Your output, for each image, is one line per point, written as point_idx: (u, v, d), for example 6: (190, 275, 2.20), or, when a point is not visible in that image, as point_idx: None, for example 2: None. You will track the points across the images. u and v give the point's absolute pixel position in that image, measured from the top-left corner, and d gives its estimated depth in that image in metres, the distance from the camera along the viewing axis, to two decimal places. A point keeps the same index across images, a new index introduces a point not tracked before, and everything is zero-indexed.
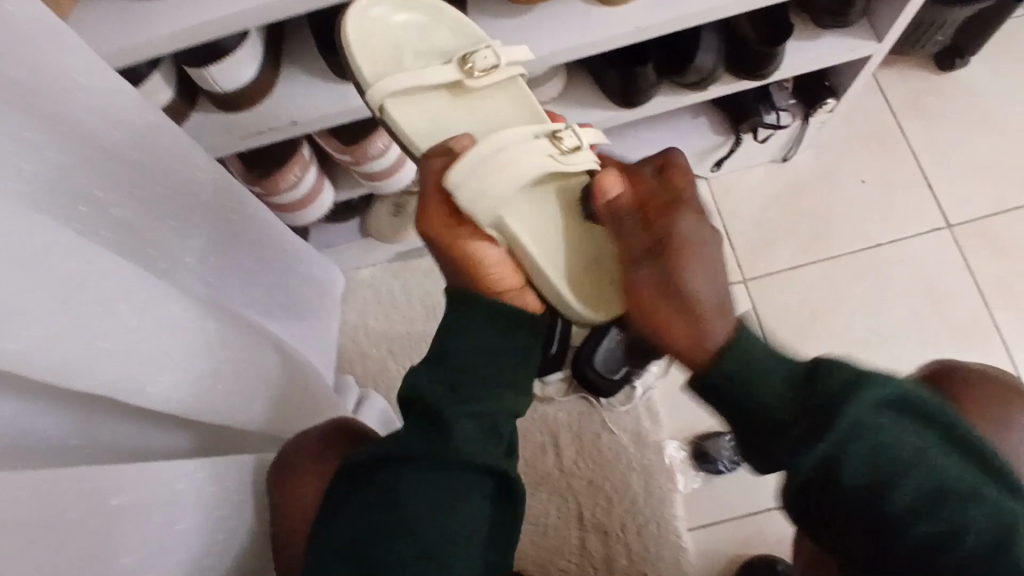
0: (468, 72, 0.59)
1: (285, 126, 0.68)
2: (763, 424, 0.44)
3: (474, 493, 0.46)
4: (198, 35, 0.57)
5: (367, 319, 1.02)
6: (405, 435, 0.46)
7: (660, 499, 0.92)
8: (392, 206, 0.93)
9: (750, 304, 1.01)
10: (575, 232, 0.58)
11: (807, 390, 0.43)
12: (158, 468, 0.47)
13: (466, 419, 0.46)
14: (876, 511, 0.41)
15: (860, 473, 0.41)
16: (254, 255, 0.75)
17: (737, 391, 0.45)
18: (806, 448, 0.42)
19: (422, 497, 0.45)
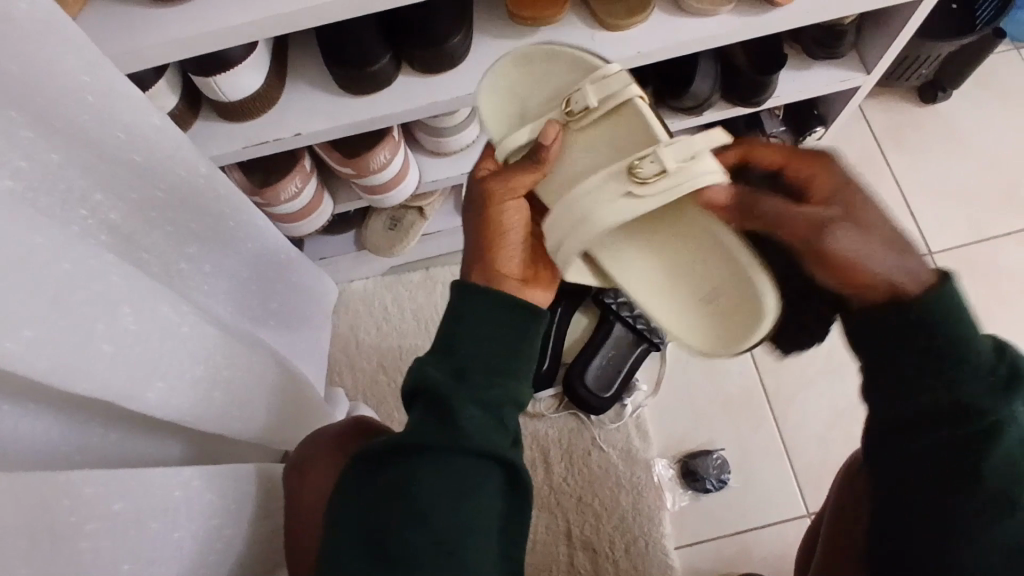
0: (638, 183, 0.50)
1: (289, 137, 0.69)
2: (932, 366, 0.45)
3: (477, 480, 0.46)
4: (202, 43, 0.57)
5: (358, 332, 1.02)
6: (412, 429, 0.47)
7: (648, 516, 0.92)
8: (388, 219, 0.94)
9: None
10: (722, 257, 0.53)
11: (992, 370, 0.44)
12: (155, 474, 0.47)
13: (474, 408, 0.47)
14: (982, 491, 0.44)
15: (1009, 453, 0.44)
16: (252, 265, 0.76)
17: (921, 339, 0.45)
18: (957, 397, 0.44)
19: (426, 484, 0.45)
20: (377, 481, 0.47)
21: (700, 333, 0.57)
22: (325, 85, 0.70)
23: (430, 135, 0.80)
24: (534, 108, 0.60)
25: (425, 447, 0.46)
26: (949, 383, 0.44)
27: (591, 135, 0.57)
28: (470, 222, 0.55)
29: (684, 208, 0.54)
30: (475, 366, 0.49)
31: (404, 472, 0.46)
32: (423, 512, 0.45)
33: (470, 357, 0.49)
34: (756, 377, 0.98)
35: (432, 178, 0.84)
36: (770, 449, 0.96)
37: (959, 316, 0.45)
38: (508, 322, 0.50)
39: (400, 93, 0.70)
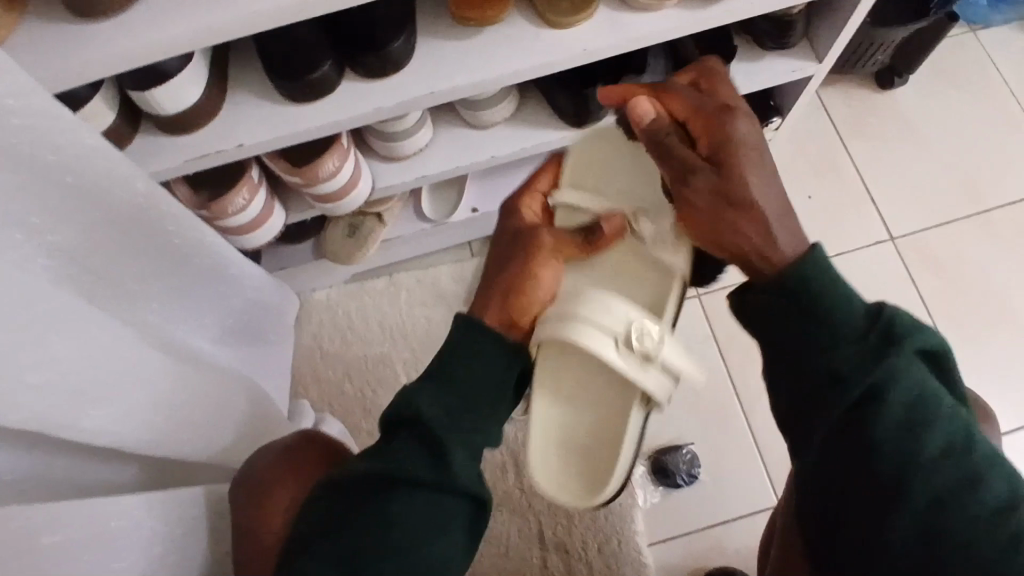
0: (631, 343, 0.57)
1: (233, 149, 0.67)
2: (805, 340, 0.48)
3: (452, 512, 0.47)
4: (117, 64, 0.53)
5: (322, 342, 1.01)
6: (405, 453, 0.47)
7: (620, 515, 0.92)
8: (346, 226, 0.93)
9: (704, 317, 1.01)
10: (619, 426, 0.62)
11: (866, 332, 0.47)
12: (94, 505, 0.45)
13: (466, 449, 0.49)
14: (912, 466, 0.44)
15: (904, 411, 0.45)
16: (201, 279, 0.74)
17: (793, 314, 0.49)
18: (828, 360, 0.47)
19: (405, 507, 0.45)
20: (348, 500, 0.46)
21: (567, 476, 0.61)
22: (268, 93, 0.68)
23: (381, 140, 0.79)
24: (606, 193, 0.67)
25: (413, 475, 0.46)
26: (827, 352, 0.47)
27: (598, 260, 0.67)
28: (507, 269, 0.59)
29: (629, 391, 0.62)
30: (471, 407, 0.51)
31: (383, 494, 0.46)
32: (404, 536, 0.45)
33: (466, 392, 0.51)
34: (723, 371, 0.98)
35: (386, 183, 0.83)
36: (738, 442, 0.96)
37: (831, 287, 0.48)
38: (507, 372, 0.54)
39: (345, 99, 0.69)
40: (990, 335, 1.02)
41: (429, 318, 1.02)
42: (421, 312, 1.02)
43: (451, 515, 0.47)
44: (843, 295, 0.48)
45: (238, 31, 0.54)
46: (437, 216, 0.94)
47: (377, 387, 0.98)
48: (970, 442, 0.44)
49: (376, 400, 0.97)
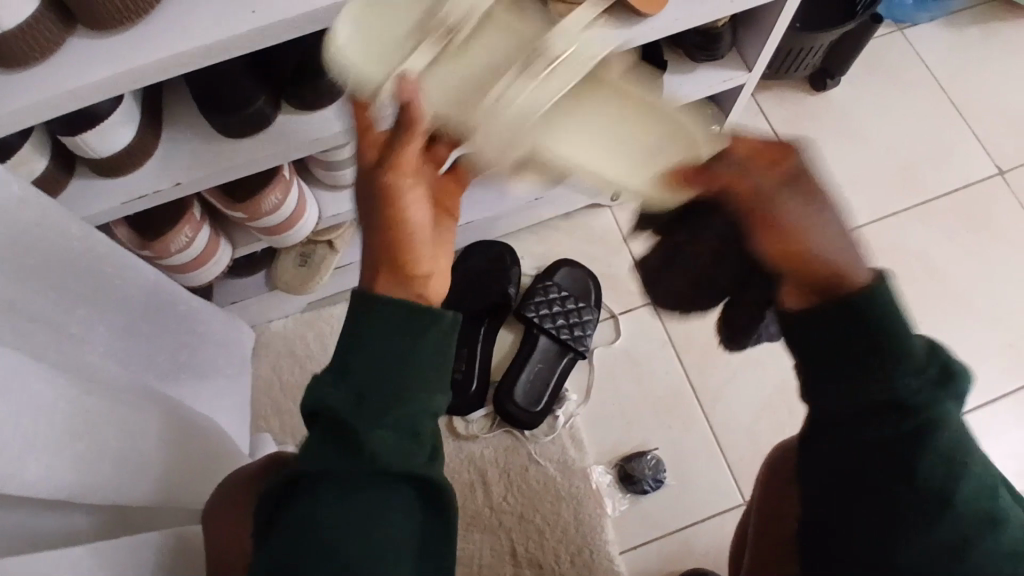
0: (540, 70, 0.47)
1: (170, 187, 0.67)
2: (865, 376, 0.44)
3: (390, 498, 0.42)
4: (28, 116, 0.52)
5: (281, 373, 1.00)
6: (323, 455, 0.42)
7: (590, 525, 0.92)
8: (298, 255, 0.92)
9: (659, 323, 1.03)
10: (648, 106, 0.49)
11: (927, 371, 0.44)
12: (34, 560, 0.44)
13: (382, 428, 0.42)
14: (935, 501, 0.43)
15: (941, 463, 0.44)
16: (144, 317, 0.73)
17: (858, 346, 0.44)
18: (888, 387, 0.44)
19: (333, 509, 0.41)
20: (283, 514, 0.42)
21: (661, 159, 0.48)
22: (205, 130, 0.69)
23: (324, 169, 0.79)
24: None
25: (327, 472, 0.42)
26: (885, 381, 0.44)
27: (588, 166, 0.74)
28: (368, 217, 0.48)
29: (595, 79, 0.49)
30: (378, 386, 0.43)
31: (308, 499, 0.42)
32: (347, 555, 0.40)
33: (372, 372, 0.44)
34: (682, 374, 1.00)
35: (334, 212, 0.83)
36: (701, 444, 0.97)
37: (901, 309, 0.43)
38: (406, 327, 0.45)
39: (282, 132, 0.69)
40: (936, 322, 1.06)
41: None
42: None
43: (388, 503, 0.42)
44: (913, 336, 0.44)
45: (155, 75, 0.54)
46: None
47: None
48: (998, 499, 0.44)
49: None
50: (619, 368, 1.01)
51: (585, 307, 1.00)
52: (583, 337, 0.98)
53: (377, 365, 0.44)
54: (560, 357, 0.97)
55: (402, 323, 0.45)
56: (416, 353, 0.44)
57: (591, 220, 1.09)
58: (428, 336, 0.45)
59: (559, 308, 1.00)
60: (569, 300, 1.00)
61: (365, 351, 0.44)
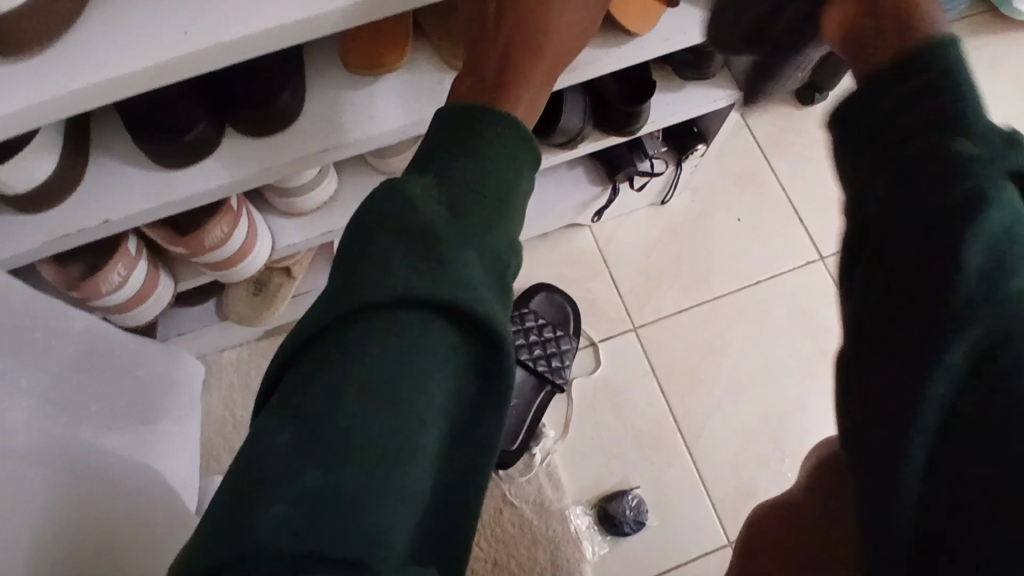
0: None
1: (97, 225, 0.58)
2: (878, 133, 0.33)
3: (448, 362, 0.30)
4: None
5: (235, 407, 0.92)
6: (390, 271, 0.30)
7: (568, 571, 0.87)
8: (252, 284, 0.84)
9: (641, 352, 0.98)
10: None
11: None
12: None
13: (475, 257, 0.31)
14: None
15: None
16: (69, 368, 0.65)
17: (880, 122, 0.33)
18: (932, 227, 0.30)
19: (383, 384, 0.28)
20: (323, 372, 0.29)
21: None
22: (139, 159, 0.60)
23: (280, 195, 0.72)
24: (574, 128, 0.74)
25: (399, 300, 0.29)
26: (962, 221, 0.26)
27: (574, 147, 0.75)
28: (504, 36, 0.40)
29: None
30: (477, 198, 0.32)
31: (356, 359, 0.28)
32: (386, 436, 0.28)
33: (472, 184, 0.33)
34: (665, 407, 0.95)
35: (289, 241, 0.75)
36: (685, 481, 0.92)
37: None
38: (506, 155, 0.34)
39: (227, 160, 0.61)
40: None
41: None
42: None
43: (449, 373, 0.30)
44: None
45: (62, 112, 0.45)
46: None
47: None
48: None
49: None
50: (599, 401, 0.95)
51: (563, 337, 0.94)
52: (562, 368, 0.92)
53: (475, 183, 0.33)
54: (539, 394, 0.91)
55: (503, 146, 0.35)
56: (510, 186, 0.34)
57: (570, 241, 1.03)
58: (481, 139, 0.34)
59: (537, 338, 0.94)
60: (548, 328, 0.94)
61: (463, 164, 0.33)
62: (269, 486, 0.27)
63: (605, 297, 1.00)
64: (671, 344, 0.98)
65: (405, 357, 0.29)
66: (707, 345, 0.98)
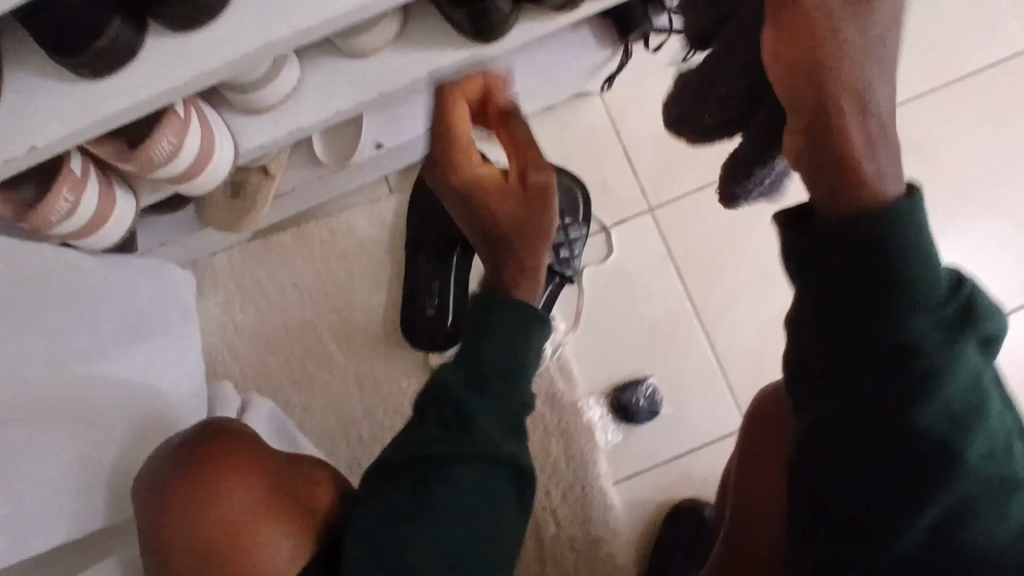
0: None
1: (21, 155, 0.50)
2: (861, 302, 0.40)
3: (496, 483, 0.48)
4: None
5: (233, 312, 0.89)
6: (438, 409, 0.48)
7: (581, 461, 0.87)
8: (229, 187, 0.78)
9: (657, 237, 0.90)
10: None
11: (949, 305, 0.41)
12: None
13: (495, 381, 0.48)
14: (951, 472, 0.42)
15: (956, 401, 0.41)
16: (17, 287, 0.59)
17: (881, 286, 0.39)
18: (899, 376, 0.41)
19: (446, 490, 0.47)
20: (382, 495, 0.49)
21: None
22: (55, 72, 0.51)
23: (234, 91, 0.62)
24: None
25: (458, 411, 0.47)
26: (902, 318, 0.40)
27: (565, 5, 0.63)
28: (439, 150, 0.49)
29: None
30: (495, 346, 0.48)
31: (420, 491, 0.48)
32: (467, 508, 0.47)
33: (482, 350, 0.48)
34: (682, 294, 0.90)
35: (253, 142, 0.67)
36: (701, 369, 0.89)
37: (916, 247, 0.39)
38: (517, 330, 0.48)
39: (156, 64, 0.51)
40: None
41: (351, 272, 0.89)
42: (341, 267, 0.89)
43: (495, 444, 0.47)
44: (923, 207, 0.39)
45: None
46: (333, 161, 0.79)
47: (306, 357, 0.88)
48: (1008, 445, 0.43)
49: (306, 372, 0.88)
50: (611, 290, 0.90)
51: (573, 225, 0.87)
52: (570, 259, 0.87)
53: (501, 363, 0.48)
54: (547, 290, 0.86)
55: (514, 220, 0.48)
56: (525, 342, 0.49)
57: (578, 114, 0.92)
58: (494, 321, 0.48)
59: (545, 228, 0.87)
60: (558, 217, 0.87)
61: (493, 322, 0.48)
62: (380, 534, 0.48)
63: (618, 176, 0.91)
64: (691, 226, 0.90)
65: (473, 495, 0.47)
66: (730, 226, 0.90)
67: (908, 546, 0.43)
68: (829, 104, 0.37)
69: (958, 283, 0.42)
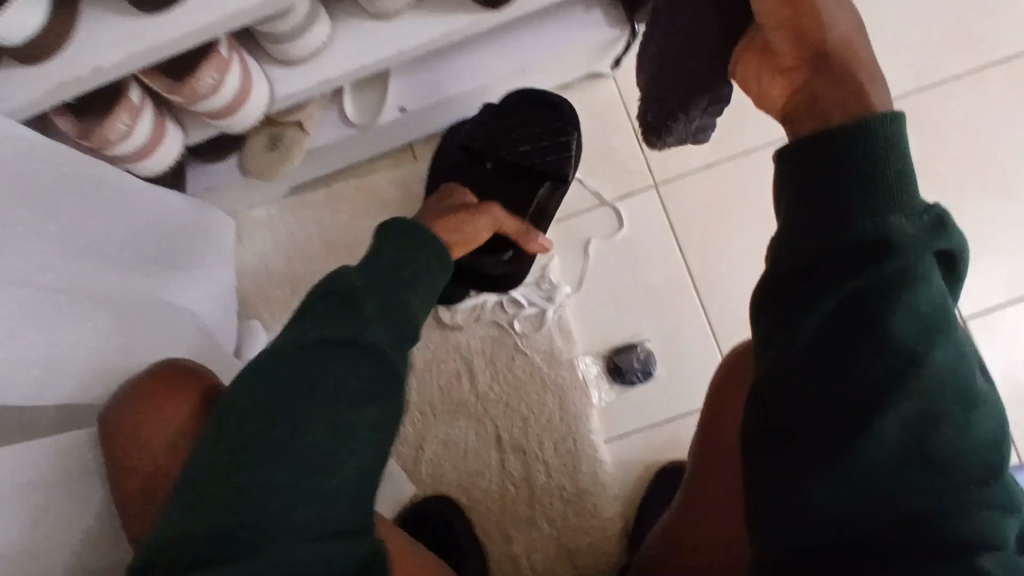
0: None
1: (89, 75, 0.61)
2: (837, 212, 0.43)
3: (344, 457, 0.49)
4: None
5: (266, 259, 0.98)
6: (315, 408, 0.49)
7: (574, 415, 0.92)
8: (267, 137, 0.87)
9: (660, 209, 0.95)
10: None
11: (923, 220, 0.43)
12: None
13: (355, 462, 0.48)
14: (901, 384, 0.42)
15: (918, 328, 0.42)
16: (84, 201, 0.69)
17: (849, 183, 0.43)
18: (873, 277, 0.42)
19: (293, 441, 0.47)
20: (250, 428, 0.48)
21: None
22: (120, 6, 0.61)
23: (269, 41, 0.71)
24: None
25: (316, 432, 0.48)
26: (864, 216, 0.42)
27: None
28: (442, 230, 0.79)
29: None
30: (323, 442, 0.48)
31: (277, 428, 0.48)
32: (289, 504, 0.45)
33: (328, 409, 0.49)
34: (681, 264, 0.94)
35: (288, 91, 0.76)
36: (696, 336, 0.92)
37: (888, 161, 0.42)
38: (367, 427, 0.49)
39: (200, 3, 0.61)
40: (980, 203, 0.93)
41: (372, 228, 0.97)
42: (364, 223, 0.98)
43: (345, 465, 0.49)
44: (896, 127, 0.43)
45: None
46: (360, 120, 0.87)
47: None
48: (969, 371, 0.43)
49: None
50: (614, 258, 0.95)
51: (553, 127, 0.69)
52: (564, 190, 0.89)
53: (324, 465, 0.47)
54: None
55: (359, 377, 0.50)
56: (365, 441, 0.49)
57: (592, 93, 0.98)
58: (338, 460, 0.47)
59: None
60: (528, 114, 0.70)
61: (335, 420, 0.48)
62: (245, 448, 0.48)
63: (625, 151, 0.97)
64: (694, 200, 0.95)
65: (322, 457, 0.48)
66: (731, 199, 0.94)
67: (865, 467, 0.43)
68: (815, 40, 0.46)
69: (935, 210, 0.43)
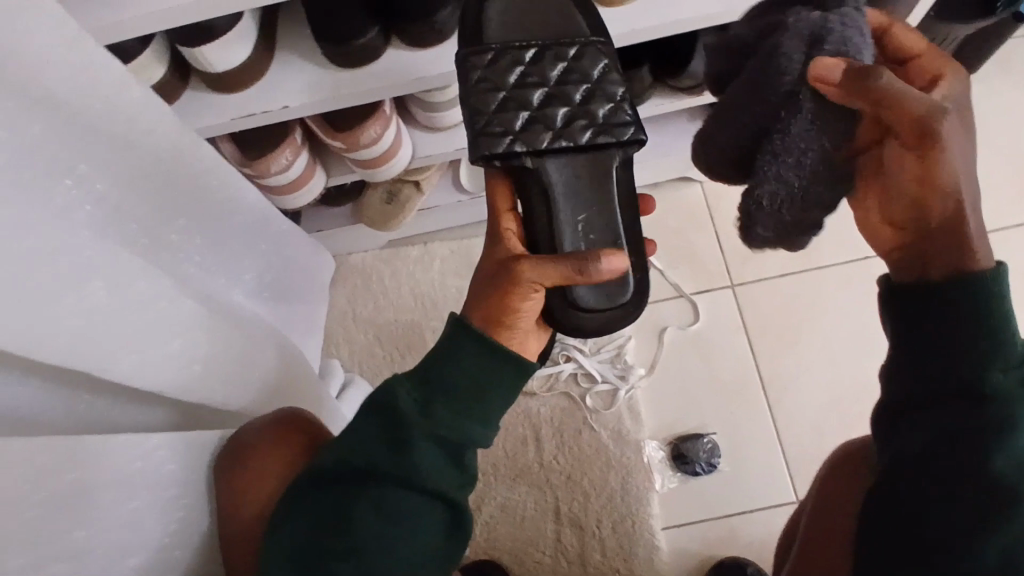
0: None
1: (276, 111, 0.68)
2: (943, 346, 0.49)
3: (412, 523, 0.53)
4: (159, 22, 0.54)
5: (355, 303, 1.03)
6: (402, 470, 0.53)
7: (636, 497, 0.93)
8: (384, 192, 0.93)
9: (737, 308, 1.00)
10: None
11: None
12: (127, 445, 0.47)
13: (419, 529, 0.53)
14: (999, 506, 0.46)
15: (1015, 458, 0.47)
16: (235, 225, 0.73)
17: (957, 321, 0.48)
18: (973, 409, 0.48)
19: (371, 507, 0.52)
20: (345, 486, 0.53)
21: None
22: (315, 57, 0.69)
23: (421, 108, 0.79)
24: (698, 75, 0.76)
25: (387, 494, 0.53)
26: (968, 354, 0.48)
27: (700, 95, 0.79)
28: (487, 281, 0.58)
29: None
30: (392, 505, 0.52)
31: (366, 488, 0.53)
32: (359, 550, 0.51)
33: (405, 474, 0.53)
34: (753, 363, 0.98)
35: (426, 152, 0.83)
36: (761, 435, 0.95)
37: (994, 315, 0.48)
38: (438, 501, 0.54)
39: (389, 66, 0.68)
40: None
41: (460, 288, 1.02)
42: (453, 282, 1.03)
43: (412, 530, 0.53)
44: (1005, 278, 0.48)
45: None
46: (473, 188, 0.94)
47: (407, 352, 1.00)
48: None
49: (404, 366, 1.00)
50: (688, 349, 0.99)
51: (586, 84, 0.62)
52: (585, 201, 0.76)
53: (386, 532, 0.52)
54: (587, 158, 0.62)
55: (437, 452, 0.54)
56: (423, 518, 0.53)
57: (681, 194, 1.06)
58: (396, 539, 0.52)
59: (539, 109, 0.61)
60: (565, 85, 0.61)
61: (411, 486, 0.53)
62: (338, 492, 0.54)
63: (707, 251, 1.03)
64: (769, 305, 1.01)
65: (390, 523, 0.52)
66: (804, 311, 0.99)
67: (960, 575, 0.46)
68: (930, 195, 0.49)
69: None
